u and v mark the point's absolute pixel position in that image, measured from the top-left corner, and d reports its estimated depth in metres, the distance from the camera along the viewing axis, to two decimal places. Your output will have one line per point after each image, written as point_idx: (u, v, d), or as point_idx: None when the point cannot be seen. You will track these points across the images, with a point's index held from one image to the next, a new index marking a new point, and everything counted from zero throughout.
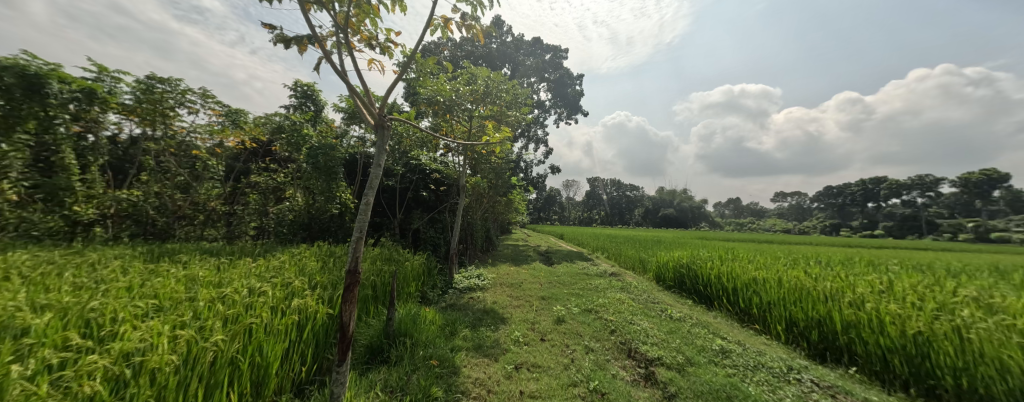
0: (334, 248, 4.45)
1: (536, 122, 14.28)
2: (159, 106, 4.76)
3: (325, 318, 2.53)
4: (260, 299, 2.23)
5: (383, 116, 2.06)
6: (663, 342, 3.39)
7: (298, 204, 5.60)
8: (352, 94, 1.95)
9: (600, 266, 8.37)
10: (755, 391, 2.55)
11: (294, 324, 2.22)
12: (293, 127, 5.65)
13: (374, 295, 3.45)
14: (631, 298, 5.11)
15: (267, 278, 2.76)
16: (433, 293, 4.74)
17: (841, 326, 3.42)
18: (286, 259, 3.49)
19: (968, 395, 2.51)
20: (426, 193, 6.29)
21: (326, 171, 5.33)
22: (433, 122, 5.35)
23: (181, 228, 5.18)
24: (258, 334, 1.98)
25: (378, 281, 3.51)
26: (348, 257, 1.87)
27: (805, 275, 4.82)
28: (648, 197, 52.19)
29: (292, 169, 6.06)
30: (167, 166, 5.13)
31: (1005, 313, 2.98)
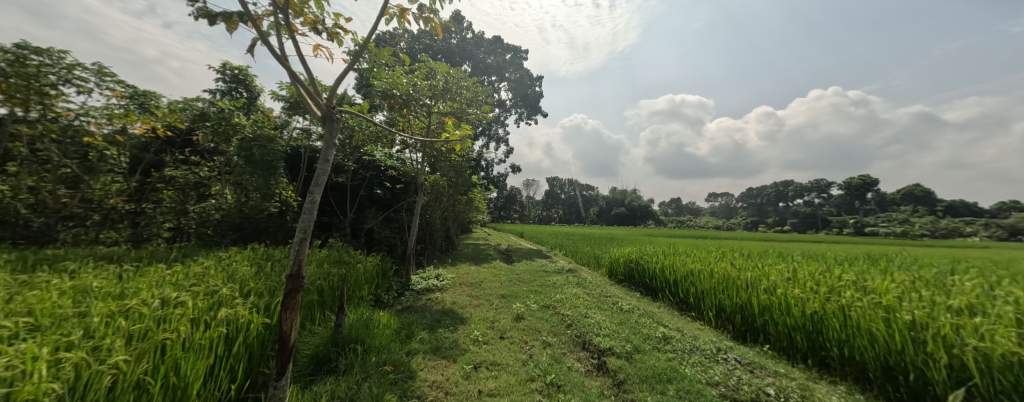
0: (272, 251, 4.09)
1: (496, 121, 14.25)
2: (34, 82, 3.98)
3: (261, 329, 2.31)
4: (177, 311, 1.97)
5: (331, 108, 1.91)
6: (614, 333, 3.57)
7: (228, 201, 4.99)
8: (295, 82, 1.79)
9: (558, 263, 8.60)
10: (690, 372, 2.78)
11: (222, 337, 2.00)
12: (219, 114, 5.06)
13: (320, 301, 3.21)
14: (586, 292, 5.32)
15: (186, 286, 2.45)
16: (388, 295, 4.55)
17: (758, 310, 3.87)
18: (211, 265, 3.11)
19: (849, 363, 2.97)
20: (381, 190, 6.00)
21: (264, 165, 4.85)
22: (388, 116, 5.12)
23: (67, 230, 4.34)
24: (175, 351, 1.75)
25: (326, 285, 3.28)
26: (290, 261, 1.73)
27: (732, 266, 5.38)
28: (602, 197, 54.67)
29: (220, 163, 5.50)
30: (47, 156, 4.23)
31: (876, 292, 3.56)
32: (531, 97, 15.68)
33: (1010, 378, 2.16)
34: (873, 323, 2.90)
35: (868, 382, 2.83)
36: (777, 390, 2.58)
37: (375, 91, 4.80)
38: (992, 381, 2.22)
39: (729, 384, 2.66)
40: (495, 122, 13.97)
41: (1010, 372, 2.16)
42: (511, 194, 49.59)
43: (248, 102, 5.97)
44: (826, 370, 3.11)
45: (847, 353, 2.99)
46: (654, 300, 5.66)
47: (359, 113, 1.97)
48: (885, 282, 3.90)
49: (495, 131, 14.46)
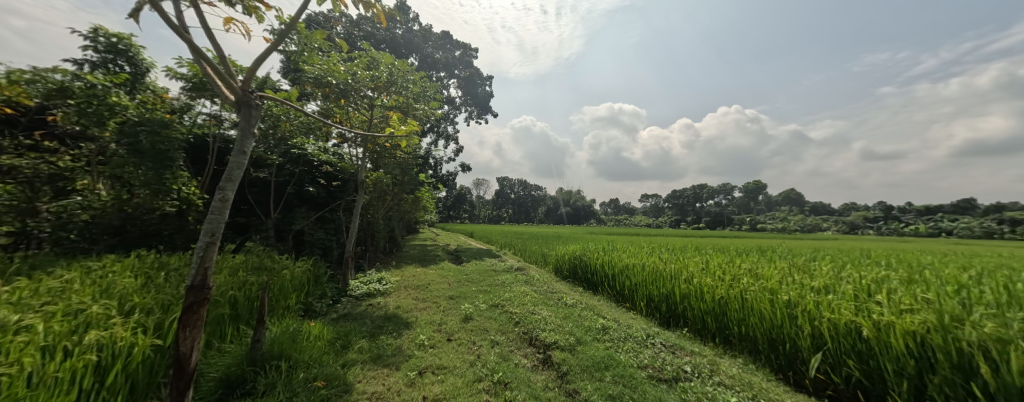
0: (169, 258, 3.48)
1: (445, 118, 13.91)
2: None
3: (149, 352, 1.96)
4: (20, 339, 1.58)
5: (247, 92, 1.70)
6: (559, 327, 3.69)
7: (102, 198, 3.94)
8: (199, 59, 1.56)
9: (506, 262, 8.70)
10: (624, 358, 2.98)
11: (89, 366, 1.66)
12: (88, 92, 3.90)
13: (233, 314, 2.81)
14: (533, 290, 5.44)
15: (36, 307, 1.96)
16: (321, 303, 4.17)
17: (679, 297, 4.32)
18: (76, 278, 2.53)
19: (744, 338, 3.46)
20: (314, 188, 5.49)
21: (155, 156, 4.10)
22: (322, 107, 4.70)
23: None
24: (16, 389, 1.41)
25: (240, 295, 2.89)
26: (192, 271, 1.58)
27: (660, 260, 5.93)
28: (549, 197, 56.55)
29: (87, 150, 4.09)
30: None
31: (765, 277, 4.20)
32: (480, 96, 15.58)
33: (850, 341, 2.67)
34: (761, 304, 3.40)
35: (757, 353, 3.33)
36: (694, 367, 2.89)
37: (305, 78, 4.29)
38: (839, 345, 2.73)
39: (656, 365, 2.90)
40: (443, 119, 13.63)
41: (850, 336, 2.68)
42: (460, 193, 48.85)
43: (133, 76, 4.76)
44: (731, 346, 3.57)
45: (744, 331, 3.47)
46: (595, 294, 5.99)
47: (285, 101, 1.79)
48: (772, 269, 4.64)
49: (443, 128, 14.12)
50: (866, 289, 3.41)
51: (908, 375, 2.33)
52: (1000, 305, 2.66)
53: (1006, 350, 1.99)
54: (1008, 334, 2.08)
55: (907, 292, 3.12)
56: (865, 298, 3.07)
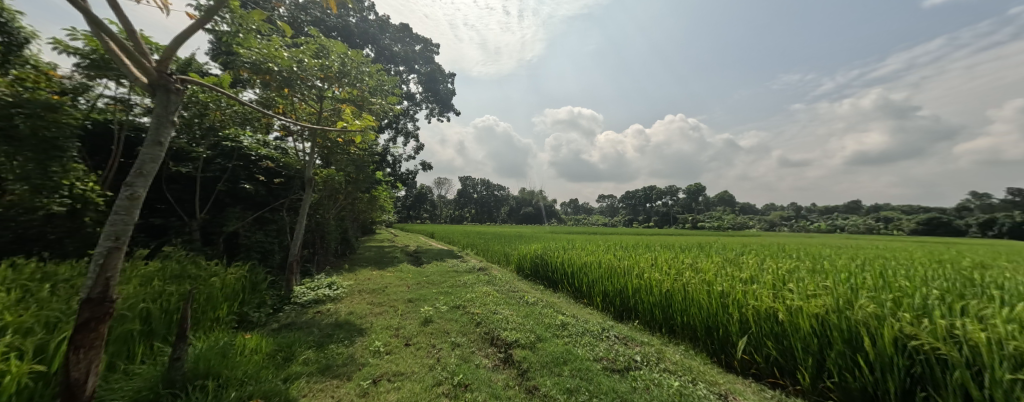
0: (62, 267, 2.95)
1: (404, 114, 13.41)
2: None
3: (26, 381, 1.64)
4: None
5: (164, 74, 1.51)
6: (520, 326, 3.70)
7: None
8: (99, 31, 1.34)
9: (468, 262, 8.59)
10: (582, 353, 3.06)
11: None
12: None
13: (146, 330, 2.45)
14: (495, 289, 5.41)
15: None
16: (260, 312, 3.79)
17: (630, 291, 4.55)
18: None
19: (685, 327, 3.73)
20: (252, 185, 4.99)
21: (38, 143, 3.07)
22: (262, 96, 4.28)
23: None
24: None
25: (155, 308, 2.53)
26: (85, 280, 1.36)
27: (615, 257, 6.21)
28: (512, 197, 56.98)
29: None
30: None
31: (703, 271, 4.57)
32: (442, 93, 15.23)
33: (769, 324, 2.99)
34: (699, 294, 3.67)
35: (695, 339, 3.61)
36: (643, 357, 3.03)
37: (241, 63, 3.88)
38: (760, 328, 3.04)
39: (610, 357, 3.00)
40: (403, 114, 13.14)
41: (769, 320, 3.00)
42: (420, 192, 47.47)
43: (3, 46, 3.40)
44: (675, 335, 3.82)
45: (685, 321, 3.73)
46: (555, 292, 6.11)
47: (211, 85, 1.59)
48: (711, 263, 5.07)
49: (402, 124, 13.61)
50: (783, 278, 3.85)
51: (812, 352, 2.66)
52: (879, 288, 3.14)
53: (882, 326, 2.34)
54: (885, 313, 2.45)
55: (813, 280, 3.57)
56: (781, 287, 3.47)
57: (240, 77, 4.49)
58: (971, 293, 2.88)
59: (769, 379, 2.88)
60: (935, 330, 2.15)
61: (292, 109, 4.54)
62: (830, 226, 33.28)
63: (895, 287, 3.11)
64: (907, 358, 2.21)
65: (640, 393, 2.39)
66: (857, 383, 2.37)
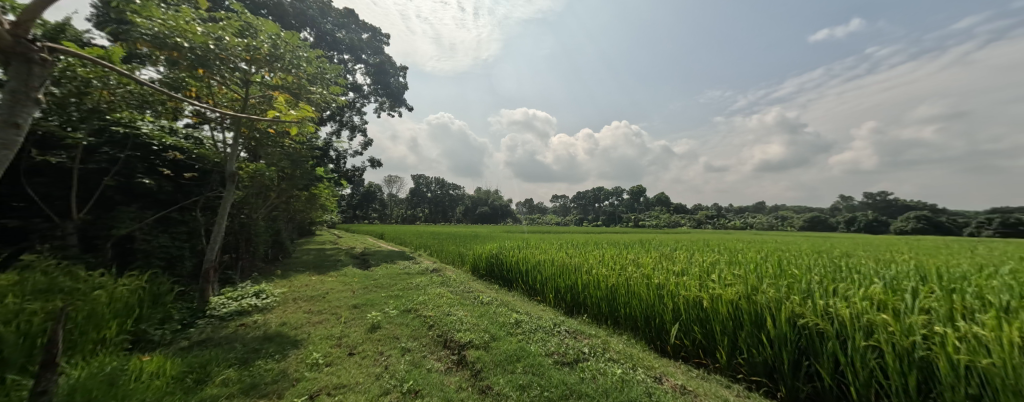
0: None
1: (350, 106, 12.55)
2: None
3: None
4: None
5: (23, 41, 1.25)
6: (475, 326, 3.65)
7: None
8: None
9: (421, 263, 8.29)
10: (534, 348, 3.12)
11: None
12: None
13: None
14: (449, 290, 5.29)
15: None
16: (163, 330, 3.27)
17: (580, 287, 4.75)
18: None
19: (627, 319, 3.99)
20: (155, 180, 4.28)
21: None
22: (168, 76, 3.66)
23: None
24: None
25: (8, 332, 2.05)
26: None
27: (567, 255, 6.43)
28: (465, 197, 56.37)
29: None
30: None
31: (643, 265, 4.93)
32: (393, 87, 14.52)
33: (695, 311, 3.30)
34: (640, 287, 3.95)
35: (636, 329, 3.88)
36: (591, 348, 3.18)
37: (137, 35, 3.30)
38: (688, 315, 3.34)
39: (562, 351, 3.09)
40: (348, 106, 12.27)
41: (694, 307, 3.31)
42: (368, 190, 44.86)
43: None
44: (619, 326, 4.07)
45: (627, 312, 3.99)
46: (510, 291, 6.15)
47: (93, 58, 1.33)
48: (650, 258, 5.48)
49: (347, 117, 12.71)
50: (708, 270, 4.29)
51: (728, 333, 2.99)
52: (780, 275, 3.64)
53: (779, 307, 2.72)
54: (782, 296, 2.86)
55: (730, 270, 4.05)
56: (706, 277, 3.86)
57: (136, 52, 3.82)
58: (843, 276, 3.49)
59: (695, 360, 3.21)
60: (816, 308, 2.56)
61: (209, 93, 4.00)
62: (742, 223, 38.31)
63: (789, 274, 3.65)
64: (797, 334, 2.60)
65: (588, 383, 2.50)
66: (761, 357, 2.74)
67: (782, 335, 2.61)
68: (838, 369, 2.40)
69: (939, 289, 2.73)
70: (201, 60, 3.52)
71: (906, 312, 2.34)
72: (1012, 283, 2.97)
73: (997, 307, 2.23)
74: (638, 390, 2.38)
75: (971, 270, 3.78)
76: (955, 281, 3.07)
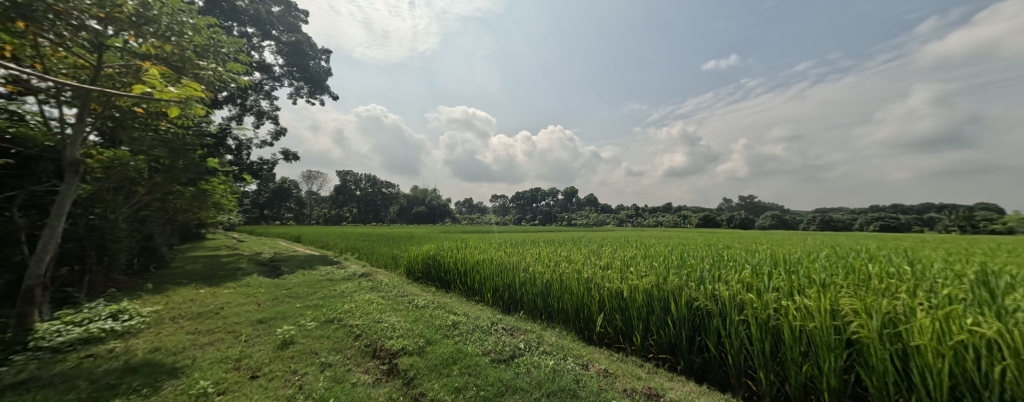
0: None
1: (258, 89, 11.01)
2: None
3: None
4: None
5: None
6: (408, 332, 3.51)
7: None
8: None
9: (348, 268, 7.66)
10: (471, 349, 3.13)
11: None
12: None
13: None
14: (381, 296, 4.99)
15: None
16: None
17: (517, 284, 4.88)
18: None
19: (558, 312, 4.23)
20: None
21: None
22: None
23: None
24: None
25: None
26: None
27: (506, 254, 6.54)
28: (401, 196, 53.71)
29: None
30: None
31: (575, 261, 5.28)
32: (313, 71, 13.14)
33: (616, 301, 3.65)
34: (570, 282, 4.22)
35: (567, 321, 4.13)
36: (526, 343, 3.31)
37: None
38: (610, 304, 3.68)
39: (498, 349, 3.14)
40: (255, 89, 10.72)
41: (615, 297, 3.66)
42: (285, 187, 39.93)
43: None
44: (552, 320, 4.29)
45: (559, 306, 4.23)
46: (448, 293, 6.05)
47: None
48: (583, 255, 5.88)
49: (254, 101, 11.09)
50: (629, 263, 4.78)
51: (642, 318, 3.37)
52: (684, 266, 4.23)
53: (681, 292, 3.17)
54: (684, 283, 3.32)
55: (646, 263, 4.57)
56: (626, 270, 4.30)
57: None
58: (725, 264, 4.22)
59: (616, 345, 3.55)
60: (706, 292, 3.04)
61: (37, 56, 3.10)
62: (657, 222, 43.26)
63: (688, 264, 4.28)
64: (693, 314, 3.05)
65: (522, 378, 2.59)
66: (665, 337, 3.14)
67: (682, 317, 3.03)
68: (719, 342, 2.88)
69: (785, 272, 3.48)
70: (22, 10, 2.57)
71: (765, 291, 2.92)
72: (827, 265, 3.94)
73: (821, 284, 2.93)
74: (568, 379, 2.55)
75: (806, 256, 4.91)
76: (796, 265, 3.95)
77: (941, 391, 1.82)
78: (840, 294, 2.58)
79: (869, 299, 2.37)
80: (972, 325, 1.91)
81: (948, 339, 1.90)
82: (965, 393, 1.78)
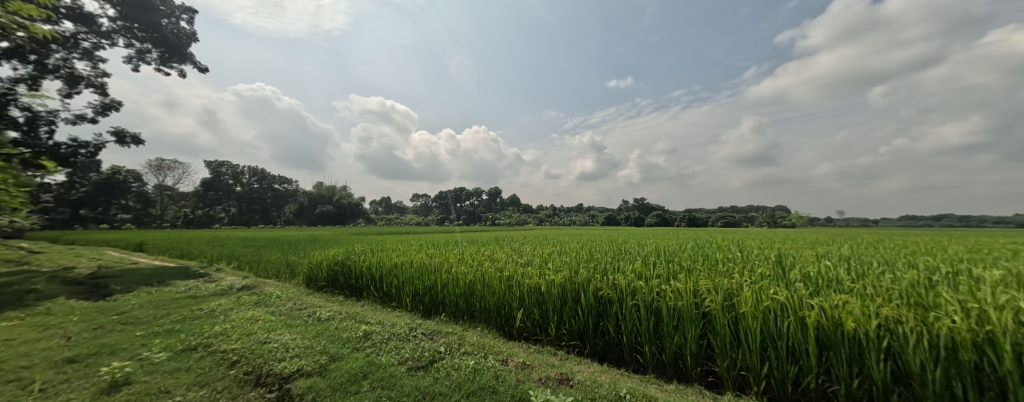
0: None
1: (71, 46, 7.95)
2: None
3: None
4: None
5: None
6: (307, 350, 3.08)
7: None
8: None
9: (221, 281, 6.36)
10: (384, 360, 2.93)
11: None
12: None
13: None
14: (270, 312, 4.29)
15: None
16: None
17: (441, 286, 4.73)
18: None
19: (480, 311, 4.26)
20: None
21: None
22: None
23: None
24: None
25: None
26: None
27: (427, 255, 6.29)
28: (299, 193, 47.12)
29: None
30: None
31: (498, 260, 5.38)
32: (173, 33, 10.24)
33: (533, 295, 3.85)
34: (493, 281, 4.28)
35: (488, 319, 4.18)
36: (447, 346, 3.25)
37: None
38: (529, 299, 3.87)
39: (416, 356, 3.02)
40: (63, 44, 7.67)
41: (533, 292, 3.86)
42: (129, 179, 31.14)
43: None
44: (474, 320, 4.31)
45: (482, 305, 4.26)
46: (359, 301, 5.56)
47: None
48: (505, 254, 6.02)
49: (62, 59, 7.96)
50: (546, 260, 5.10)
51: (556, 310, 3.62)
52: (592, 259, 4.71)
53: (589, 284, 3.52)
54: (592, 275, 3.70)
55: (561, 259, 4.94)
56: (543, 266, 4.59)
57: None
58: (623, 257, 4.84)
59: (533, 337, 3.74)
60: (609, 283, 3.45)
61: None
62: (568, 221, 46.94)
63: (594, 258, 4.78)
64: (597, 302, 3.42)
65: (440, 382, 2.54)
66: (575, 325, 3.43)
67: (589, 305, 3.37)
68: (617, 324, 3.28)
69: (666, 262, 4.18)
70: None
71: (651, 278, 3.46)
72: (693, 255, 4.87)
73: (689, 270, 3.62)
74: (488, 376, 2.60)
75: (680, 248, 5.99)
76: (673, 255, 4.79)
77: (756, 343, 2.42)
78: (699, 277, 3.23)
79: (717, 280, 3.03)
80: (774, 294, 2.61)
81: (761, 305, 2.56)
82: (769, 343, 2.41)
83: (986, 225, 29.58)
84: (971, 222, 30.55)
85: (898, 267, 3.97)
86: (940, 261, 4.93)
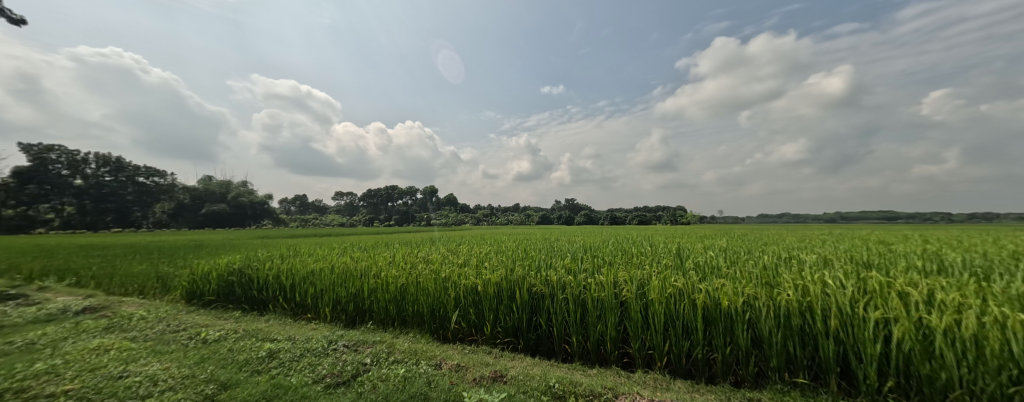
0: None
1: None
2: None
3: None
4: None
5: None
6: (186, 380, 2.53)
7: None
8: None
9: (53, 303, 4.90)
10: (294, 380, 2.56)
11: None
12: None
13: None
14: (130, 338, 3.43)
15: None
16: None
17: (368, 293, 4.33)
18: None
19: (414, 315, 4.00)
20: None
21: None
22: None
23: None
24: None
25: None
26: None
27: (350, 259, 5.73)
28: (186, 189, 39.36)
29: None
30: None
31: (432, 261, 5.14)
32: None
33: (469, 295, 3.76)
34: (427, 283, 4.07)
35: (422, 323, 3.95)
36: (374, 356, 2.98)
37: None
38: (465, 300, 3.76)
39: (334, 372, 2.70)
40: None
41: (469, 293, 3.77)
42: None
43: None
44: (406, 325, 4.04)
45: (414, 308, 4.02)
46: (264, 315, 4.80)
47: None
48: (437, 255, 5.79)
49: None
50: (482, 259, 5.05)
51: (492, 309, 3.57)
52: (527, 257, 4.80)
53: (524, 282, 3.57)
54: (526, 273, 3.77)
55: (497, 258, 4.93)
56: (477, 266, 4.53)
57: None
58: (555, 254, 5.03)
59: (469, 338, 3.63)
60: (543, 280, 3.55)
61: None
62: (502, 221, 47.57)
63: (528, 256, 4.88)
64: (532, 298, 3.48)
65: (365, 396, 2.30)
66: (511, 322, 3.43)
67: (524, 302, 3.41)
68: (549, 318, 3.36)
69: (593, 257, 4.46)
70: None
71: (579, 272, 3.65)
72: (616, 250, 5.30)
73: (611, 264, 3.93)
74: (419, 383, 2.44)
75: (605, 244, 6.47)
76: (597, 251, 5.14)
77: (659, 324, 2.71)
78: (618, 270, 3.51)
79: (630, 272, 3.35)
80: (673, 282, 2.97)
81: (666, 292, 2.88)
82: (670, 323, 2.72)
83: (813, 221, 38.69)
84: (808, 219, 39.41)
85: (759, 255, 4.93)
86: (794, 249, 6.19)
